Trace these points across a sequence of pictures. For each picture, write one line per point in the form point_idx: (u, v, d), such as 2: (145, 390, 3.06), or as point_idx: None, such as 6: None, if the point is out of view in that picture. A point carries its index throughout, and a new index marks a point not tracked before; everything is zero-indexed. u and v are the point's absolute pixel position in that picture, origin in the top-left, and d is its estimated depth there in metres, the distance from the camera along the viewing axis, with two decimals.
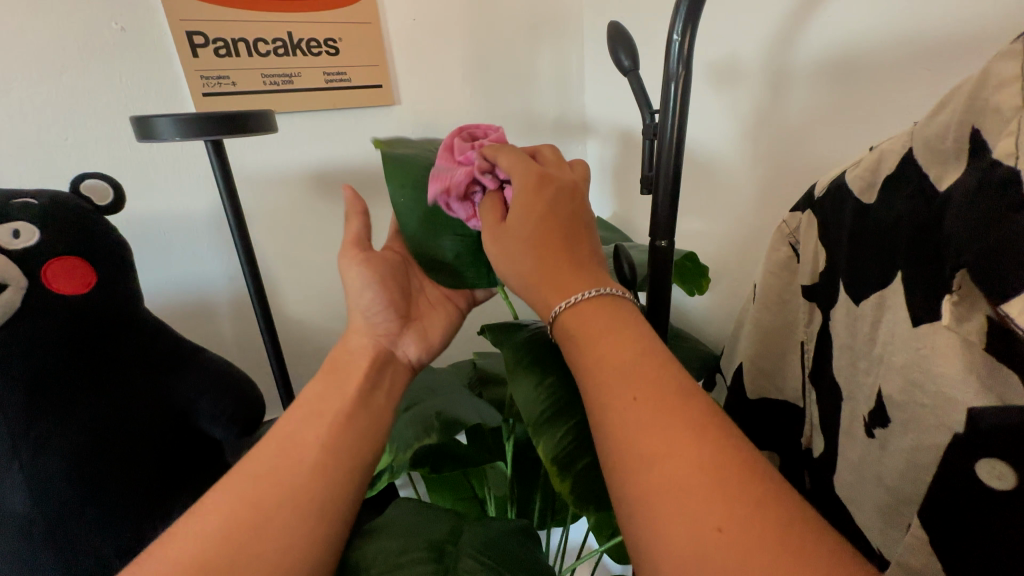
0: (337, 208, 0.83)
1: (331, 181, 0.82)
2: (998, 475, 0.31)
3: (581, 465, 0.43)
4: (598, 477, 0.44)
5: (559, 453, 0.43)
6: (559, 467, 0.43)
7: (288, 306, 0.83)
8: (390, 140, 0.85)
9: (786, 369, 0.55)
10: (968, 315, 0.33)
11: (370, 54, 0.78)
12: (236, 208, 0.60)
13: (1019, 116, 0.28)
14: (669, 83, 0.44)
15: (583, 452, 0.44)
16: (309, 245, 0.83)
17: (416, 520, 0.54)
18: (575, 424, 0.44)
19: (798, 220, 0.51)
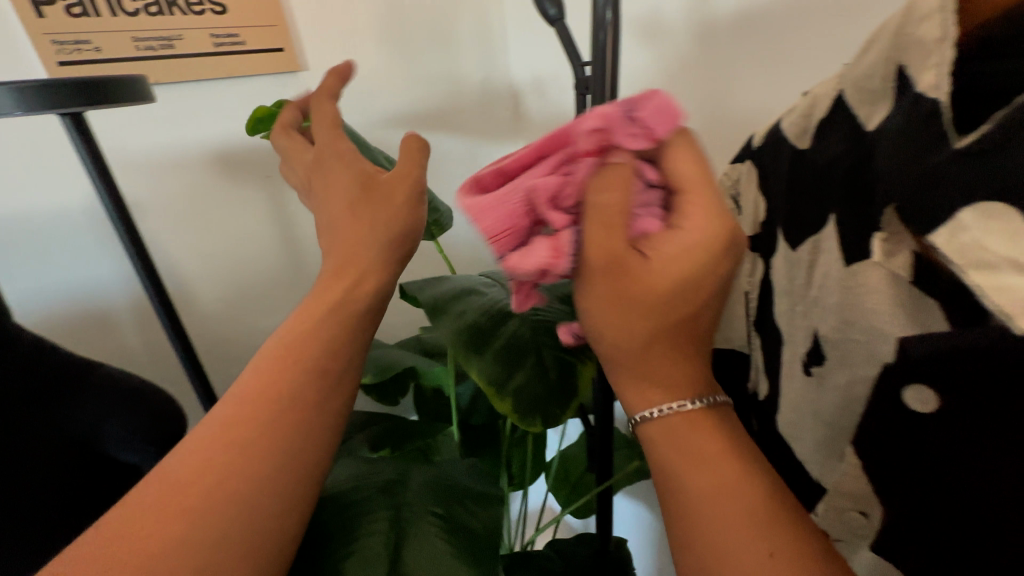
0: (250, 189, 0.74)
1: (238, 162, 0.72)
2: (923, 399, 0.30)
3: (495, 346, 0.41)
4: (521, 350, 0.41)
5: (468, 336, 0.41)
6: (473, 334, 0.41)
7: (201, 304, 0.74)
8: (300, 111, 0.76)
9: (732, 318, 0.57)
10: (896, 250, 0.34)
11: (264, 12, 0.69)
12: (113, 192, 0.51)
13: (940, 49, 0.28)
14: (598, 32, 0.41)
15: (501, 344, 0.41)
16: (221, 234, 0.73)
17: (365, 469, 0.50)
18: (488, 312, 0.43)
19: (739, 172, 0.52)
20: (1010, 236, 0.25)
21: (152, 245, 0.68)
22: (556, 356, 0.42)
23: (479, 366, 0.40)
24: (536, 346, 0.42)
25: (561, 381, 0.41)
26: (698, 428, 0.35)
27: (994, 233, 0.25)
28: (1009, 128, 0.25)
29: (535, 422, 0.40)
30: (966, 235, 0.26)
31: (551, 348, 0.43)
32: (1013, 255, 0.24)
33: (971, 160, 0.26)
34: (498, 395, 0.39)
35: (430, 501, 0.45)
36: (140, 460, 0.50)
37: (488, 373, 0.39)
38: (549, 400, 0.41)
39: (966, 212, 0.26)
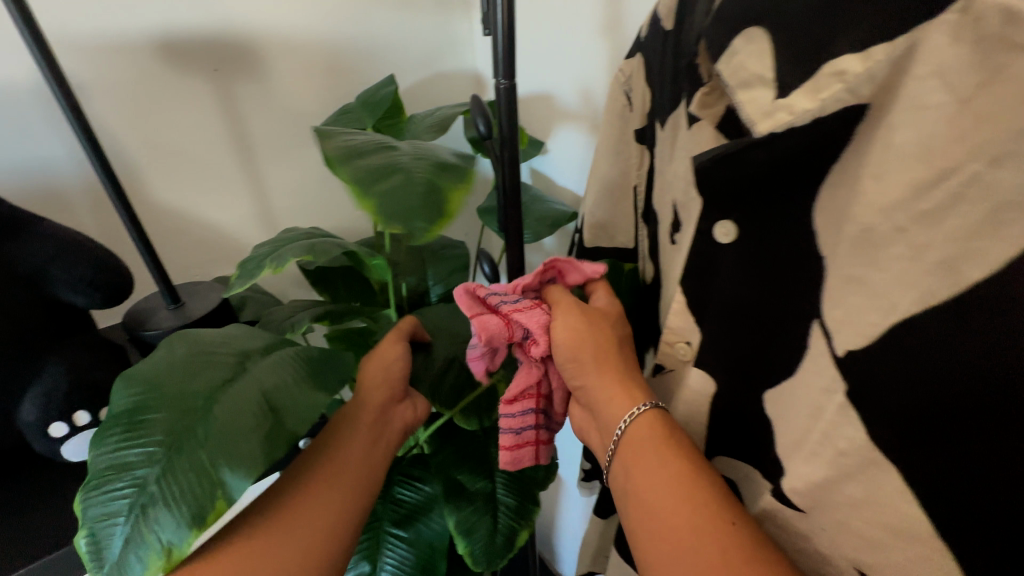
0: (195, 83, 0.78)
1: (182, 51, 0.75)
2: (725, 230, 0.35)
3: (366, 163, 0.46)
4: (390, 168, 0.46)
5: (344, 153, 0.47)
6: (346, 158, 0.47)
7: (155, 194, 0.80)
8: (250, 8, 0.78)
9: (619, 214, 0.64)
10: (713, 102, 0.37)
11: None
12: (60, 81, 0.51)
13: None
14: None
15: (387, 167, 0.46)
16: (168, 126, 0.78)
17: (191, 363, 0.42)
18: (386, 148, 0.49)
19: (631, 67, 0.58)
20: (761, 54, 0.30)
21: (103, 129, 0.73)
22: (428, 177, 0.46)
23: (345, 170, 0.45)
24: (409, 169, 0.46)
25: (432, 195, 0.44)
26: (650, 415, 0.39)
27: (753, 52, 0.30)
28: None
29: (389, 220, 0.42)
30: (738, 59, 0.31)
31: (423, 171, 0.47)
32: (760, 72, 0.30)
33: None
34: (360, 191, 0.43)
35: (259, 429, 0.39)
36: (86, 301, 0.53)
37: (354, 176, 0.44)
38: (411, 202, 0.43)
39: (739, 40, 0.31)
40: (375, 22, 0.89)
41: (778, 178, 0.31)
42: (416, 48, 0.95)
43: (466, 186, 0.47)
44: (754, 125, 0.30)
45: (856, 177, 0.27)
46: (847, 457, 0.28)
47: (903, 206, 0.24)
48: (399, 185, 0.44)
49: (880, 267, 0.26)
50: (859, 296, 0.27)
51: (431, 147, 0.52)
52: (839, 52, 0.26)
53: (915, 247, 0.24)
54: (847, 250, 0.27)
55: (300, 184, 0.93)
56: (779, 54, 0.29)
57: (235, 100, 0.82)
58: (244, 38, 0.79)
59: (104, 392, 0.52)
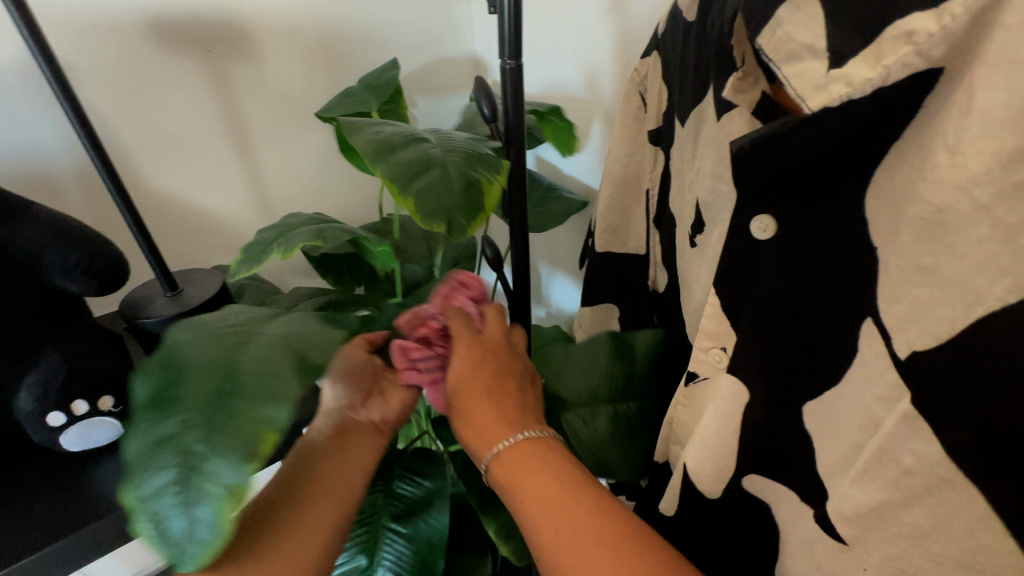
0: (187, 65, 0.75)
1: (175, 31, 0.73)
2: (763, 226, 0.35)
3: (400, 157, 0.44)
4: (425, 161, 0.44)
5: (376, 146, 0.45)
6: (378, 152, 0.44)
7: (149, 179, 0.77)
8: None
9: (632, 220, 0.64)
10: (747, 89, 0.37)
11: None
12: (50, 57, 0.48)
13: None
14: None
15: (425, 162, 0.44)
16: (162, 109, 0.75)
17: (210, 335, 0.40)
18: (414, 137, 0.47)
19: (645, 67, 0.57)
20: (811, 23, 0.28)
21: (95, 112, 0.71)
22: (465, 172, 0.45)
23: (383, 166, 0.43)
24: (445, 162, 0.45)
25: (470, 193, 0.44)
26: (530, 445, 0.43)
27: (803, 24, 0.28)
28: None
29: (435, 222, 0.42)
30: (782, 30, 0.29)
31: (456, 164, 0.45)
32: (809, 42, 0.28)
33: None
34: (399, 190, 0.42)
35: (293, 370, 0.38)
36: (82, 289, 0.51)
37: (392, 174, 0.43)
38: (452, 200, 0.42)
39: (784, 11, 0.29)
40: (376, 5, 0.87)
41: (826, 160, 0.30)
42: (417, 33, 0.93)
43: (500, 178, 0.46)
44: (804, 101, 0.29)
45: (925, 153, 0.25)
46: (912, 450, 0.27)
47: (984, 181, 0.23)
48: (440, 184, 0.43)
49: (957, 253, 0.24)
50: (926, 286, 0.26)
51: (458, 138, 0.51)
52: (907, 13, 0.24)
53: (1002, 227, 0.23)
54: (915, 234, 0.26)
55: (299, 171, 0.91)
56: (830, 20, 0.27)
57: (229, 82, 0.80)
58: (240, 19, 0.77)
59: (104, 379, 0.50)
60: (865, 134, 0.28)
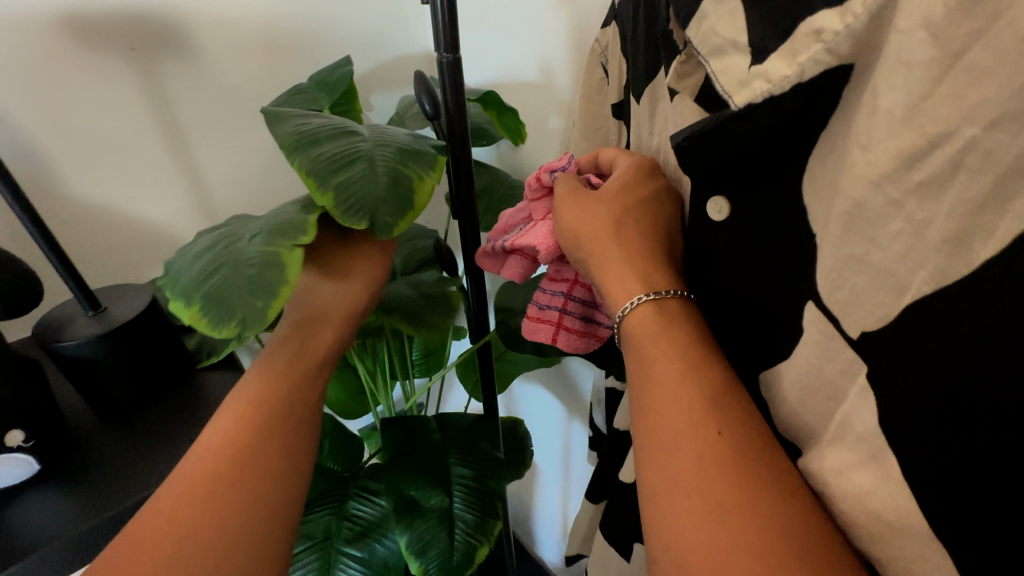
0: (115, 65, 0.70)
1: (93, 28, 0.68)
2: (719, 208, 0.34)
3: (322, 150, 0.42)
4: (349, 155, 0.42)
5: (297, 137, 0.42)
6: (297, 144, 0.42)
7: (74, 188, 0.72)
8: None
9: None
10: (691, 74, 0.34)
11: None
12: None
13: None
14: None
15: (353, 154, 0.42)
16: (84, 114, 0.71)
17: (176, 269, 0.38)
18: (346, 128, 0.45)
19: (606, 37, 0.56)
20: (733, 15, 0.27)
21: (7, 120, 0.66)
22: (394, 166, 0.42)
23: (300, 159, 0.41)
24: (371, 154, 0.43)
25: (398, 188, 0.41)
26: (666, 304, 0.35)
27: (725, 15, 0.28)
28: None
29: (351, 218, 0.40)
30: (707, 24, 0.29)
31: (386, 159, 0.43)
32: (732, 37, 0.27)
33: None
34: (317, 185, 0.40)
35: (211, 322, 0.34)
36: None
37: (309, 167, 0.40)
38: (377, 196, 0.40)
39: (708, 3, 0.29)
40: None
41: (759, 152, 0.29)
42: (365, 26, 0.89)
43: (434, 174, 0.44)
44: (728, 97, 0.28)
45: (846, 145, 0.24)
46: (848, 445, 0.26)
47: (894, 178, 0.22)
48: (363, 178, 0.41)
49: (877, 247, 0.23)
50: (850, 277, 0.25)
51: (397, 133, 0.48)
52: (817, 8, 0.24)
53: (916, 221, 0.22)
54: (837, 229, 0.25)
55: (246, 173, 0.87)
56: (751, 13, 0.27)
57: (161, 82, 0.75)
58: (166, 14, 0.72)
59: (13, 412, 0.48)
60: (790, 130, 0.27)
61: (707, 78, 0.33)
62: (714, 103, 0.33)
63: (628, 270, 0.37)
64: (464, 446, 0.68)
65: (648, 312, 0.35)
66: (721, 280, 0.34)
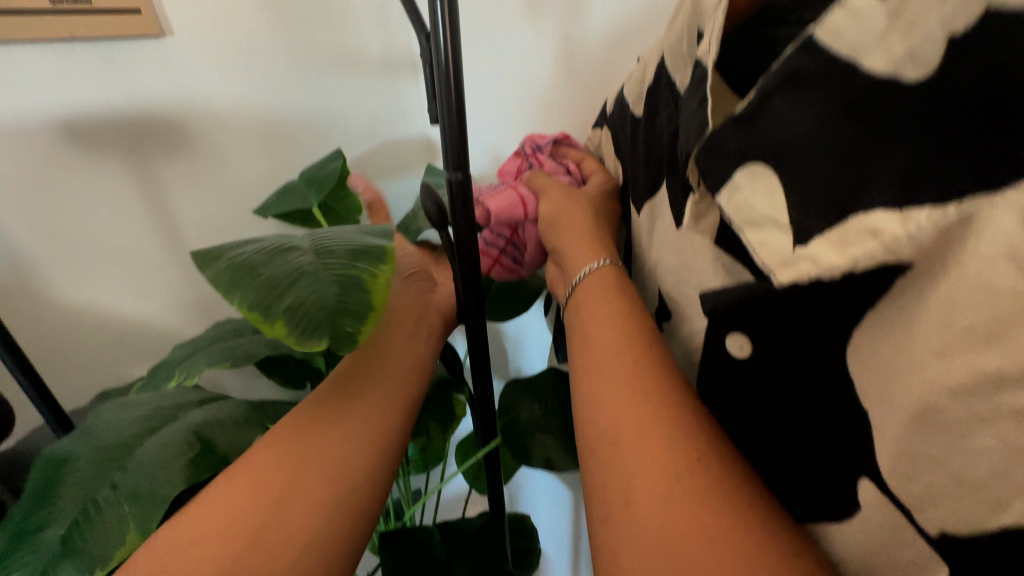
0: (108, 164, 0.69)
1: (91, 134, 0.67)
2: (739, 345, 0.32)
3: (263, 274, 0.34)
4: (294, 271, 0.35)
5: (232, 269, 0.34)
6: (228, 276, 0.34)
7: (55, 290, 0.69)
8: (171, 81, 0.71)
9: None
10: (705, 213, 0.34)
11: None
12: None
13: (715, 18, 0.31)
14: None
15: (297, 270, 0.35)
16: (72, 215, 0.68)
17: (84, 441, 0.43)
18: (282, 241, 0.38)
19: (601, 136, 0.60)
20: (770, 194, 0.27)
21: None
22: (342, 271, 0.35)
23: (238, 292, 0.33)
24: (315, 264, 0.35)
25: (351, 293, 0.34)
26: (603, 286, 0.44)
27: (761, 193, 0.27)
28: (764, 97, 0.27)
29: (313, 341, 0.32)
30: (741, 196, 0.28)
31: (331, 265, 0.36)
32: (771, 215, 0.26)
33: (742, 126, 0.28)
34: (260, 316, 0.32)
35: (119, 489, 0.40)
36: None
37: (251, 298, 0.33)
38: (333, 307, 0.33)
39: (740, 174, 0.28)
40: (317, 90, 0.84)
41: (794, 315, 0.27)
42: (362, 114, 0.90)
43: (389, 266, 0.37)
44: (772, 273, 0.26)
45: (902, 334, 0.23)
46: None
47: (979, 392, 0.20)
48: (313, 293, 0.33)
49: (961, 457, 0.21)
50: (924, 477, 0.22)
51: (342, 233, 0.41)
52: (872, 206, 0.22)
53: (1013, 445, 0.19)
54: (899, 424, 0.23)
55: None
56: (792, 197, 0.26)
57: (155, 179, 0.74)
58: (162, 114, 0.72)
59: None
60: (835, 305, 0.25)
61: (723, 218, 0.33)
62: (735, 246, 0.32)
63: (602, 301, 0.43)
64: (472, 561, 0.63)
65: (597, 283, 0.44)
66: (749, 423, 0.32)
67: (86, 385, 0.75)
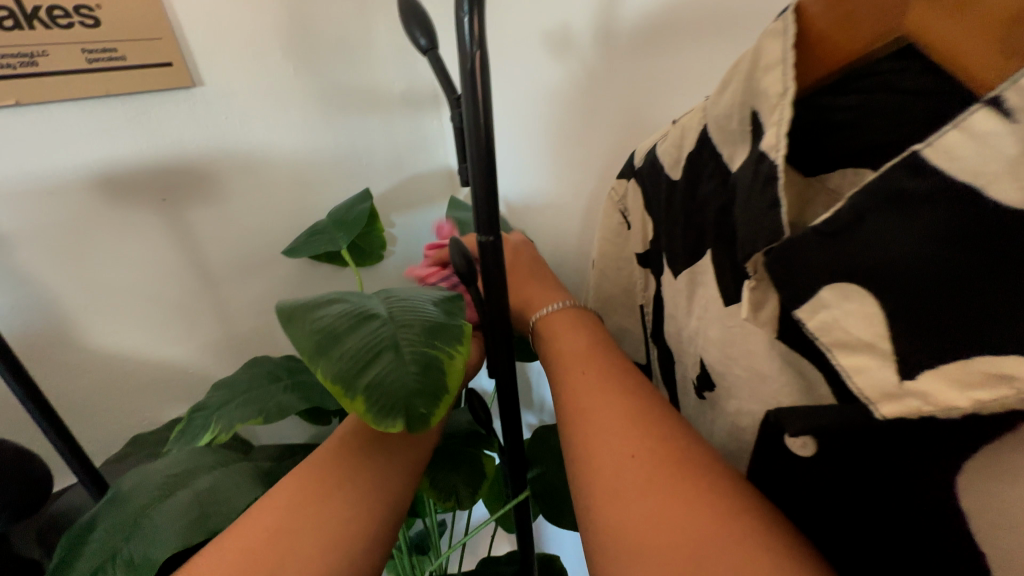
0: (144, 214, 0.70)
1: (125, 185, 0.68)
2: (801, 443, 0.30)
3: (348, 344, 0.33)
4: (378, 343, 0.34)
5: (317, 337, 0.33)
6: (316, 344, 0.32)
7: (92, 340, 0.70)
8: (205, 130, 0.72)
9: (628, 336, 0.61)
10: (762, 301, 0.32)
11: (150, 25, 0.64)
12: None
13: (782, 104, 0.31)
14: (465, 68, 0.36)
15: (382, 343, 0.34)
16: (109, 265, 0.69)
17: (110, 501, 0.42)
18: (358, 305, 0.37)
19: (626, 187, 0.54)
20: (868, 317, 0.25)
21: (29, 279, 0.64)
22: (421, 350, 0.34)
23: (326, 362, 0.31)
24: (398, 339, 0.35)
25: (430, 376, 0.33)
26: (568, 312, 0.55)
27: (856, 315, 0.25)
28: (857, 210, 0.25)
29: (393, 422, 0.31)
30: (829, 313, 0.26)
31: (413, 341, 0.35)
32: (869, 341, 0.24)
33: (828, 240, 0.26)
34: (347, 392, 0.31)
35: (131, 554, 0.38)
36: None
37: (337, 370, 0.31)
38: (414, 388, 0.33)
39: (828, 291, 0.26)
40: (343, 130, 0.84)
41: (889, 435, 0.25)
42: (387, 152, 0.90)
43: (463, 348, 0.36)
44: (872, 404, 0.24)
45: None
46: None
47: None
48: (399, 370, 0.33)
49: None
50: None
51: (408, 298, 0.40)
52: (1004, 353, 0.20)
53: None
54: None
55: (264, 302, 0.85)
56: (894, 324, 0.24)
57: (189, 226, 0.74)
58: (194, 163, 0.72)
59: None
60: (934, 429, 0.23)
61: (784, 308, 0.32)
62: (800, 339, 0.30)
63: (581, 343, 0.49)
64: None
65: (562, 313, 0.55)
66: (835, 539, 0.29)
67: (113, 428, 0.75)
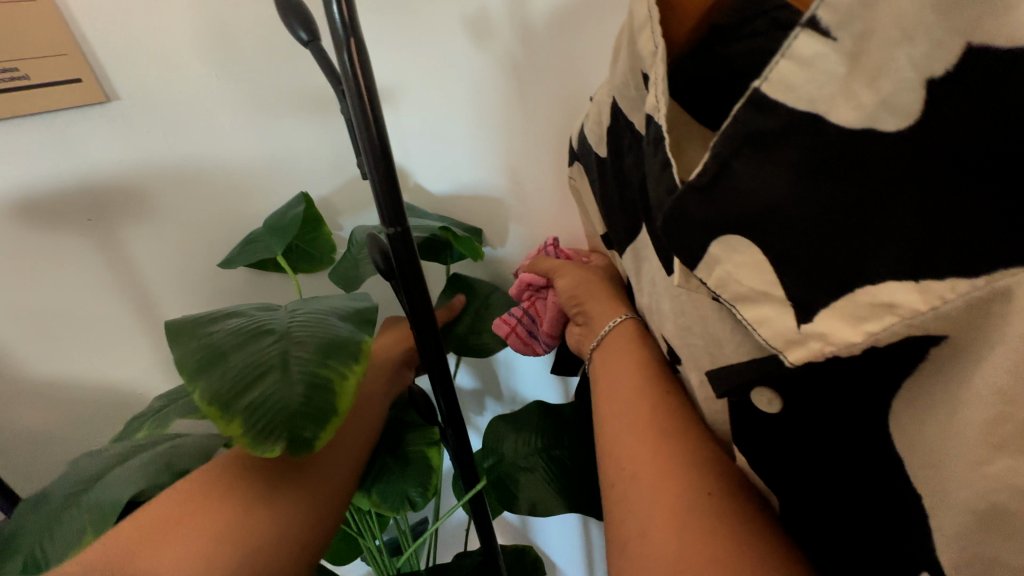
0: (71, 238, 0.67)
1: (46, 209, 0.65)
2: (767, 400, 0.29)
3: (233, 361, 0.34)
4: (271, 360, 0.35)
5: (203, 355, 0.34)
6: (204, 363, 0.34)
7: (30, 369, 0.68)
8: (128, 146, 0.69)
9: None
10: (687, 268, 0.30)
11: (52, 41, 0.60)
12: None
13: (656, 62, 0.30)
14: (342, 56, 0.34)
15: (274, 360, 0.35)
16: (38, 291, 0.67)
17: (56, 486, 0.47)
18: (258, 320, 0.38)
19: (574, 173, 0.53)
20: (756, 268, 0.26)
21: None
22: (310, 368, 0.35)
23: (203, 382, 0.33)
24: (286, 356, 0.35)
25: (314, 397, 0.34)
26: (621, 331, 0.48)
27: (744, 267, 0.26)
28: (722, 159, 0.26)
29: (269, 445, 0.32)
30: (722, 269, 0.27)
31: (305, 358, 0.36)
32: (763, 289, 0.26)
33: (702, 192, 0.27)
34: (221, 412, 0.32)
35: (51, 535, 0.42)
36: None
37: (213, 390, 0.33)
38: (297, 410, 0.34)
39: (716, 246, 0.27)
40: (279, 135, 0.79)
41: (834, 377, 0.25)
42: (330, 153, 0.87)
43: (358, 367, 0.37)
44: (781, 352, 0.25)
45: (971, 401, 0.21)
46: None
47: None
48: (279, 390, 0.34)
49: None
50: None
51: (314, 309, 0.41)
52: (877, 277, 0.22)
53: None
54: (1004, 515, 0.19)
55: None
56: (778, 268, 0.25)
57: (123, 246, 0.71)
58: (121, 181, 0.69)
59: None
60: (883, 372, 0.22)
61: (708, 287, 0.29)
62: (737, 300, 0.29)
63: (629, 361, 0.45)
64: None
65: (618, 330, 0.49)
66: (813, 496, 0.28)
67: (61, 456, 0.73)
